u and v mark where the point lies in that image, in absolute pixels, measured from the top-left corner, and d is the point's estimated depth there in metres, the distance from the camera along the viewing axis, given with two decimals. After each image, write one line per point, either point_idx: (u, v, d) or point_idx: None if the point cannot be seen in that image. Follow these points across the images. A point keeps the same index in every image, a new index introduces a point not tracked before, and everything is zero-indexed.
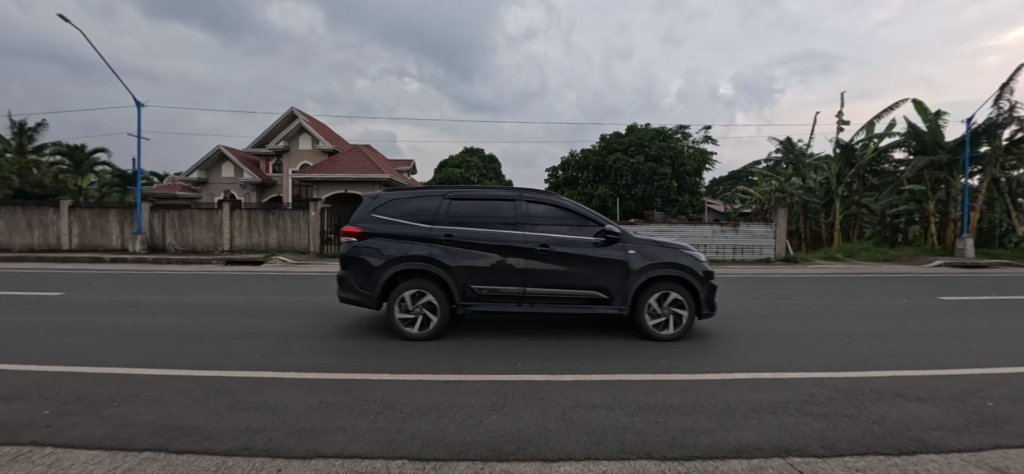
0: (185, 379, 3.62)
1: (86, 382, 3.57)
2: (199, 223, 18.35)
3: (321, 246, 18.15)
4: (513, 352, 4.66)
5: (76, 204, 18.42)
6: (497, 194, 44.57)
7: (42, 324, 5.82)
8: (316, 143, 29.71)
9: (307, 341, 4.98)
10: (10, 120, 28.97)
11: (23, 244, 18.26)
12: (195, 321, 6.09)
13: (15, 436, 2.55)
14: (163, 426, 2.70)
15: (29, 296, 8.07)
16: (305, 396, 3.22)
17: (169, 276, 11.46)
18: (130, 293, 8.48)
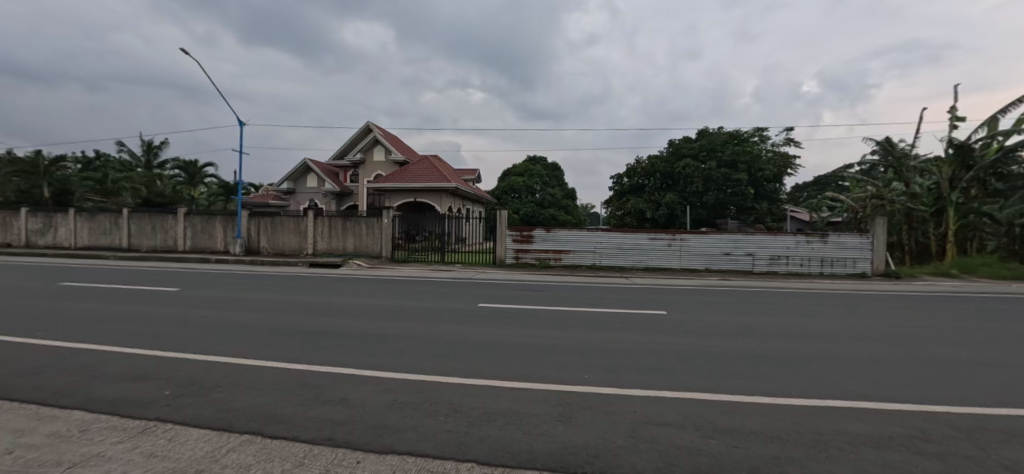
0: (276, 370, 4.01)
1: (196, 368, 4.07)
2: (287, 228, 20.31)
3: (392, 251, 19.20)
4: (577, 363, 4.58)
5: (189, 211, 21.16)
6: (559, 202, 44.46)
7: (163, 316, 6.72)
8: (389, 154, 31.66)
9: (377, 341, 5.29)
10: (142, 140, 34.18)
11: (149, 245, 21.36)
12: (283, 318, 6.71)
13: (144, 412, 2.96)
14: (256, 412, 2.99)
15: (155, 290, 9.40)
16: (380, 393, 3.41)
17: (264, 277, 12.76)
18: (232, 291, 9.52)
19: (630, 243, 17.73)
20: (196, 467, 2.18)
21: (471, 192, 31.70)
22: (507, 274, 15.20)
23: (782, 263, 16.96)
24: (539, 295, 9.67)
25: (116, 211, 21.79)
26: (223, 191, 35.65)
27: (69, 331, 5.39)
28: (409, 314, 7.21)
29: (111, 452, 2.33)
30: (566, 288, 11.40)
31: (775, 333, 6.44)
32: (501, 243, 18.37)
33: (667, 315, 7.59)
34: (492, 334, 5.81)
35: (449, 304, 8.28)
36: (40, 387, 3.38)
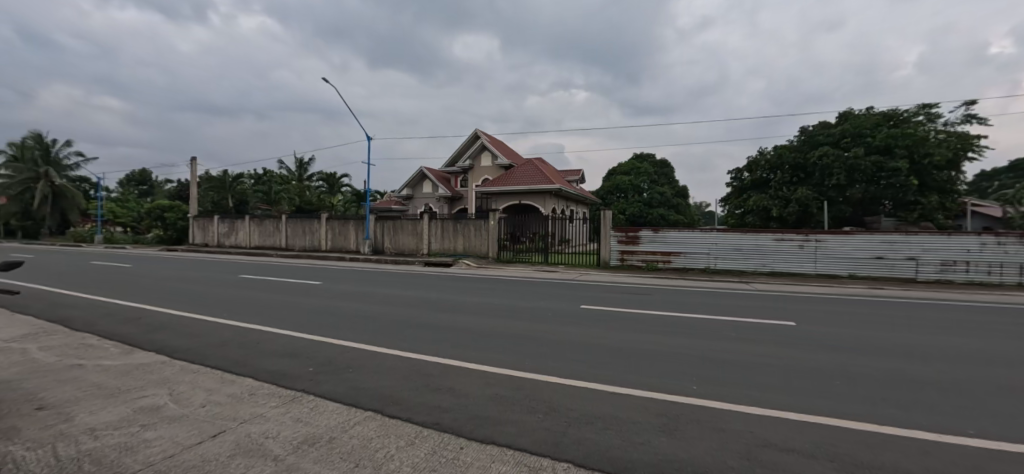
0: (395, 358, 4.43)
1: (333, 350, 4.69)
2: (407, 230, 22.54)
3: (497, 251, 20.07)
4: (684, 373, 4.25)
5: (329, 217, 24.76)
6: (669, 201, 41.78)
7: (312, 304, 7.93)
8: (495, 160, 33.21)
9: (482, 337, 5.52)
10: (295, 158, 40.97)
11: (300, 245, 25.47)
12: (402, 310, 7.40)
13: (293, 384, 3.51)
14: (378, 393, 3.34)
15: (309, 283, 11.17)
16: (482, 386, 3.56)
17: (389, 274, 14.31)
18: (364, 285, 10.87)
19: (751, 245, 15.96)
20: (329, 434, 2.50)
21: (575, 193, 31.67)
22: (610, 277, 14.82)
23: (959, 271, 13.74)
24: (649, 299, 9.24)
25: (277, 217, 26.43)
26: (355, 199, 40.91)
27: (245, 314, 6.65)
28: (513, 313, 7.41)
29: (269, 413, 2.80)
30: (677, 292, 10.67)
31: (951, 356, 5.19)
32: (605, 244, 18.02)
33: (798, 327, 6.64)
34: (594, 336, 5.68)
35: (553, 304, 8.33)
36: (226, 357, 4.22)
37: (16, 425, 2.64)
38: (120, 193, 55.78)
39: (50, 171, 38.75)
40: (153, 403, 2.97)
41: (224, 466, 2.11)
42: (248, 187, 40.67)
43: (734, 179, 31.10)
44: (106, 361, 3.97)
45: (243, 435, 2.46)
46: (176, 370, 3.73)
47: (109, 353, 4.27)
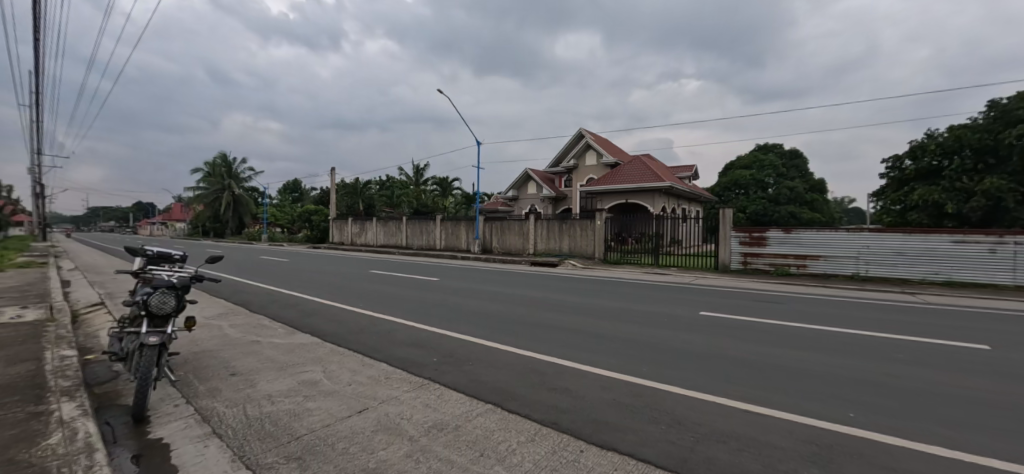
0: (510, 353, 4.59)
1: (453, 342, 5.03)
2: (514, 230, 23.35)
3: (604, 252, 19.77)
4: (836, 396, 3.67)
5: (442, 218, 26.89)
6: (801, 197, 36.44)
7: (432, 297, 8.62)
8: (601, 158, 32.77)
9: (594, 337, 5.41)
10: (413, 164, 45.22)
11: (418, 244, 28.08)
12: (513, 307, 7.63)
13: (421, 371, 3.86)
14: (496, 388, 3.50)
15: (431, 278, 12.16)
16: (599, 390, 3.52)
17: (496, 272, 14.92)
18: (479, 282, 11.45)
19: (919, 247, 13.29)
20: (455, 422, 2.69)
21: (688, 191, 29.71)
22: (726, 281, 13.60)
23: None
24: (789, 309, 8.15)
25: (399, 219, 29.48)
26: (466, 202, 43.53)
27: (377, 305, 7.50)
28: (625, 314, 7.10)
29: (403, 397, 3.12)
30: (820, 302, 9.25)
31: None
32: (725, 245, 16.56)
33: (1001, 353, 5.25)
34: (718, 346, 5.21)
35: (670, 308, 7.82)
36: (365, 343, 4.81)
37: (218, 386, 3.33)
38: (279, 200, 67.51)
39: (233, 183, 48.40)
40: (312, 378, 3.52)
41: (372, 440, 2.41)
42: (375, 192, 46.12)
43: (888, 169, 24.39)
44: (276, 340, 4.82)
45: (383, 414, 2.78)
46: (328, 351, 4.36)
47: (278, 333, 5.17)
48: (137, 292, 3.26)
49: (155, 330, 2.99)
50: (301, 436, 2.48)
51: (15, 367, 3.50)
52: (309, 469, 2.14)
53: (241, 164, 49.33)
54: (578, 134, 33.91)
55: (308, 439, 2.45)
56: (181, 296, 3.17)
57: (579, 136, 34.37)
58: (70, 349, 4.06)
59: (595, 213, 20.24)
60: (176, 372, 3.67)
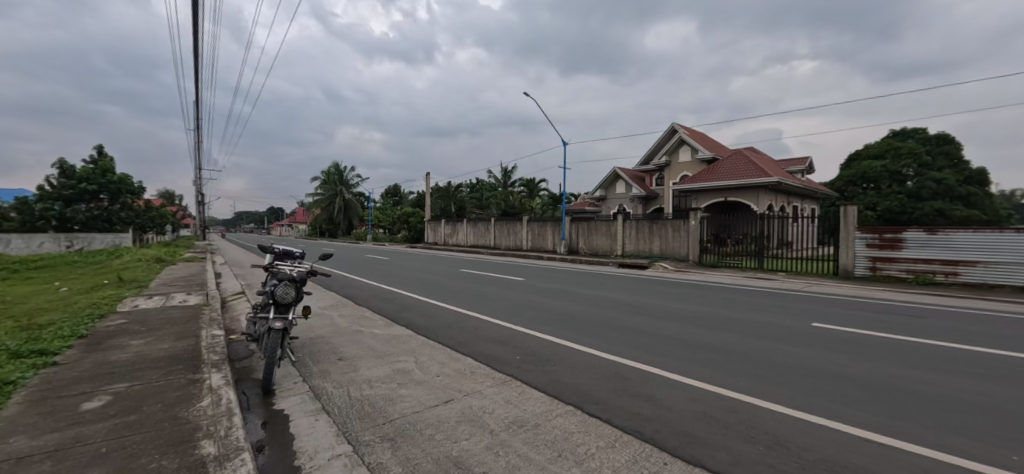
0: (592, 356, 4.47)
1: (535, 341, 5.05)
2: (601, 231, 22.86)
3: (700, 255, 18.45)
4: (1001, 435, 2.91)
5: (529, 219, 27.38)
6: (954, 191, 29.96)
7: (517, 296, 8.76)
8: (696, 154, 30.70)
9: (683, 345, 5.02)
10: (501, 167, 46.80)
11: (506, 244, 28.94)
12: (597, 309, 7.42)
13: (504, 368, 3.94)
14: (576, 389, 3.42)
15: (517, 277, 12.38)
16: (687, 401, 3.25)
17: (582, 273, 14.70)
18: (564, 283, 11.35)
19: None
20: (535, 420, 2.69)
21: (800, 187, 26.34)
22: (848, 288, 11.82)
23: None
24: (942, 326, 6.67)
25: (488, 220, 30.68)
26: (552, 203, 43.57)
27: (464, 302, 7.86)
28: (722, 322, 6.48)
29: (485, 391, 3.20)
30: (989, 318, 7.45)
31: None
32: (847, 247, 14.42)
33: None
34: (835, 363, 4.49)
35: (777, 318, 6.94)
36: (451, 337, 5.05)
37: (328, 368, 3.75)
38: (382, 204, 74.54)
39: (344, 189, 54.47)
40: (405, 367, 3.78)
41: (456, 429, 2.50)
42: (466, 195, 48.68)
43: None
44: (376, 330, 5.29)
45: (466, 406, 2.88)
46: (419, 344, 4.66)
47: (378, 324, 5.67)
48: (267, 282, 3.80)
49: (280, 316, 3.47)
50: (393, 419, 2.68)
51: (182, 341, 4.33)
52: (400, 449, 2.30)
53: (351, 171, 55.29)
54: (670, 129, 32.09)
55: (400, 422, 2.64)
56: (301, 288, 3.63)
57: (672, 131, 32.50)
58: (220, 329, 4.90)
59: (688, 212, 18.97)
60: (297, 353, 4.22)
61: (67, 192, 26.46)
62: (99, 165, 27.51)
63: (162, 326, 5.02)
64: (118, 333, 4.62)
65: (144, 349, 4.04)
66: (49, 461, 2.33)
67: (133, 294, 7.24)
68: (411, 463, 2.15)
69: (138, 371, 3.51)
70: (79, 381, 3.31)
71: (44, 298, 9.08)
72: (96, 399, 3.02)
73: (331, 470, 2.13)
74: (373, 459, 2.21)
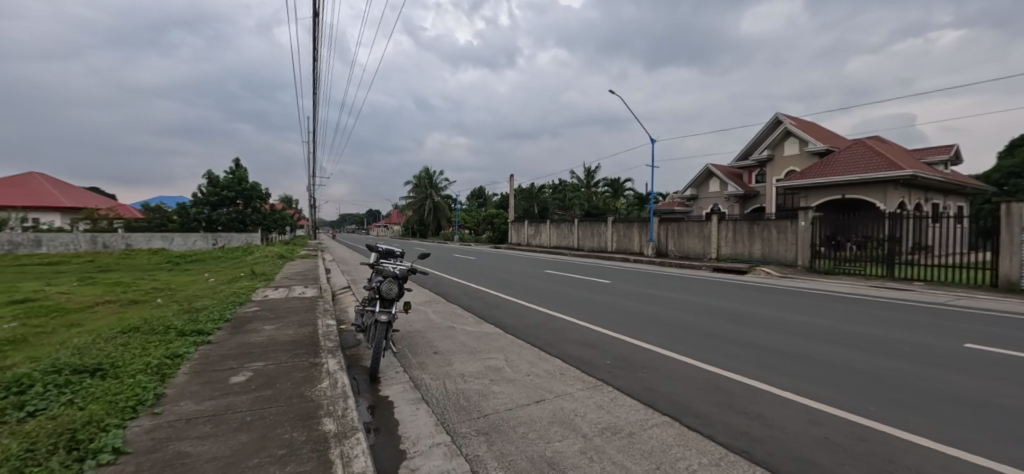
0: (688, 366, 4.24)
1: (625, 346, 4.94)
2: (693, 233, 21.61)
3: (811, 260, 16.54)
4: None
5: (614, 220, 26.81)
6: None
7: (603, 298, 8.62)
8: (805, 146, 27.51)
9: (796, 361, 4.55)
10: (584, 167, 46.47)
11: (589, 246, 28.67)
12: (691, 316, 7.02)
13: (595, 372, 3.91)
14: (673, 400, 3.29)
15: (604, 280, 12.16)
16: (804, 423, 2.94)
17: (671, 277, 14.01)
18: (653, 287, 10.89)
19: None
20: (630, 428, 2.63)
21: (941, 180, 22.29)
22: (1010, 303, 9.76)
23: None
24: None
25: (572, 221, 30.70)
26: (638, 203, 42.01)
27: (551, 303, 7.94)
28: (844, 337, 5.73)
29: (576, 394, 3.22)
30: None
31: None
32: (1007, 254, 11.95)
33: None
34: (998, 394, 3.73)
35: (915, 335, 5.94)
36: (540, 338, 5.15)
37: (425, 361, 4.03)
38: (467, 205, 78.21)
39: (433, 192, 58.19)
40: (496, 364, 3.94)
41: (548, 430, 2.55)
42: (549, 196, 49.13)
43: None
44: (467, 327, 5.57)
45: (558, 408, 2.92)
46: (508, 342, 4.82)
47: (468, 321, 5.96)
48: (372, 279, 4.19)
49: (385, 310, 3.81)
50: (488, 414, 2.81)
51: (303, 328, 4.96)
52: (495, 445, 2.40)
53: (440, 175, 58.83)
54: (773, 120, 29.15)
55: (493, 418, 2.75)
56: (402, 284, 3.94)
57: (776, 122, 29.50)
58: (333, 319, 5.54)
59: (797, 212, 17.12)
60: (397, 345, 4.60)
61: (212, 198, 32.09)
62: (236, 175, 32.56)
63: (288, 313, 5.82)
64: (254, 318, 5.44)
65: (274, 333, 4.71)
66: (209, 424, 2.82)
67: (264, 285, 8.48)
68: (507, 458, 2.23)
69: (270, 352, 4.09)
70: (227, 358, 3.96)
71: (199, 286, 11.00)
72: (240, 374, 3.58)
73: (433, 457, 2.30)
74: (470, 452, 2.33)
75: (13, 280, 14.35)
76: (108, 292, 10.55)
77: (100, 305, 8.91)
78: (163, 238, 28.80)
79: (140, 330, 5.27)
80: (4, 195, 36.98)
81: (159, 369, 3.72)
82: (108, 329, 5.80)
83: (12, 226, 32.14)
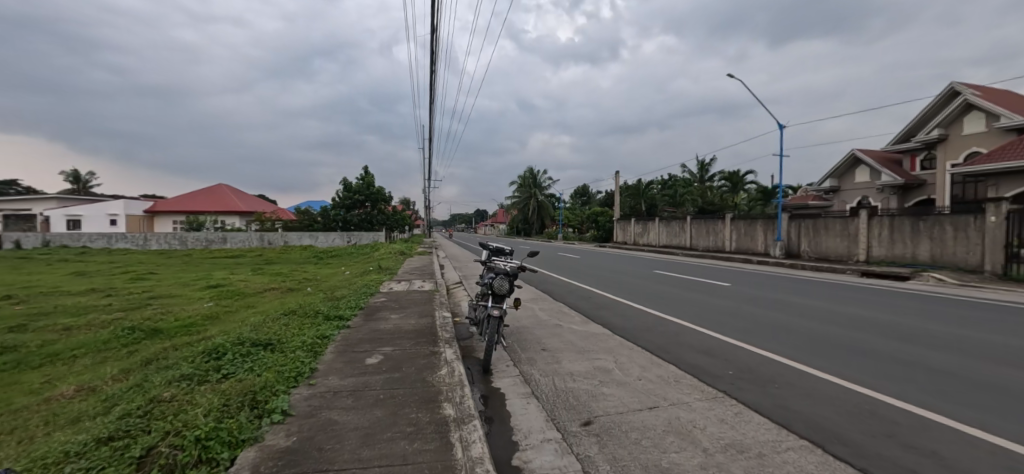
0: (830, 385, 3.70)
1: (749, 356, 4.51)
2: (835, 231, 18.70)
3: (1005, 266, 13.07)
4: None
5: (734, 217, 24.49)
6: None
7: (719, 303, 7.94)
8: (995, 121, 21.87)
9: (987, 391, 3.65)
10: (697, 160, 43.32)
11: (704, 245, 26.73)
12: (832, 328, 6.07)
13: (714, 382, 3.65)
14: (812, 422, 2.91)
15: (724, 283, 11.16)
16: (1002, 470, 2.36)
17: (804, 281, 12.30)
18: (784, 293, 9.65)
19: None
20: (759, 449, 2.40)
21: None
22: None
23: None
24: None
25: (683, 218, 28.98)
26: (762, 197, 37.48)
27: (662, 306, 7.57)
28: None
29: (694, 404, 3.04)
30: None
31: None
32: None
33: None
34: None
35: None
36: (651, 342, 4.96)
37: (534, 357, 4.18)
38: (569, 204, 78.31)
39: (537, 191, 59.64)
40: (605, 366, 3.91)
41: (663, 440, 2.45)
42: (657, 192, 46.94)
43: None
44: (575, 326, 5.62)
45: (674, 417, 2.80)
46: (618, 344, 4.75)
47: (576, 321, 6.00)
48: (485, 276, 4.47)
49: (497, 304, 4.04)
50: (597, 416, 2.80)
51: (424, 318, 5.50)
52: (607, 447, 2.39)
53: (544, 175, 60.09)
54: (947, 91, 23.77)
55: (604, 420, 2.74)
56: (513, 281, 4.12)
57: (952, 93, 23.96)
58: (449, 311, 6.05)
59: (983, 205, 13.70)
60: (507, 340, 4.85)
61: (347, 201, 37.24)
62: (366, 181, 37.32)
63: (410, 304, 6.53)
64: (383, 308, 6.19)
65: (400, 322, 5.31)
66: (351, 398, 3.29)
67: (390, 278, 9.59)
68: (620, 463, 2.21)
69: (397, 339, 4.62)
70: (364, 342, 4.57)
71: (337, 278, 12.89)
72: (373, 356, 4.11)
73: (545, 452, 2.38)
74: (582, 451, 2.35)
75: (214, 269, 18.52)
76: (274, 280, 12.97)
77: (268, 291, 11.01)
78: (310, 236, 33.92)
79: (297, 313, 6.39)
80: (207, 202, 47.74)
81: (313, 347, 4.45)
82: (274, 311, 7.14)
83: (210, 227, 41.40)
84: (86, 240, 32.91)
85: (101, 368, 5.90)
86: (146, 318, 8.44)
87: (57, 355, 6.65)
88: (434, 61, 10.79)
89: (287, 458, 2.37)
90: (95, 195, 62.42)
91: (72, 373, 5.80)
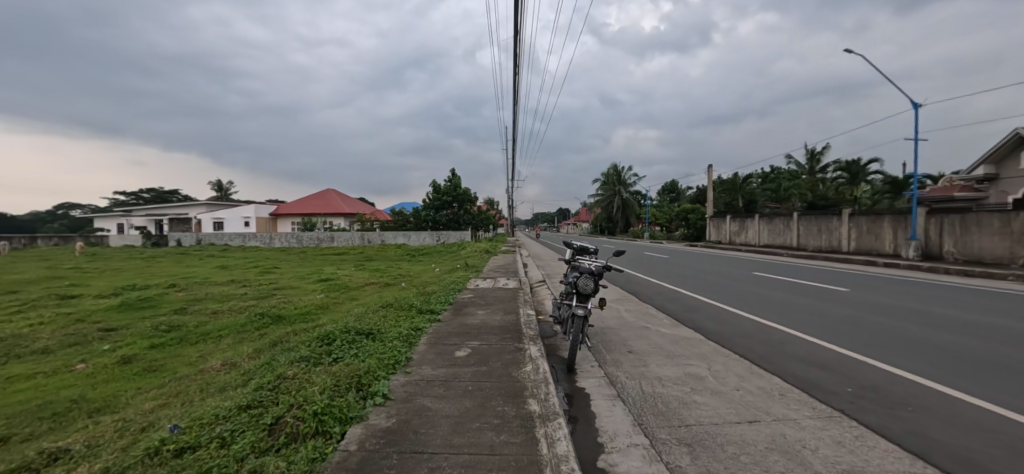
0: (986, 413, 3.08)
1: (874, 373, 3.94)
2: (991, 228, 15.34)
3: None
4: None
5: (854, 213, 21.22)
6: None
7: (834, 310, 7.02)
8: None
9: None
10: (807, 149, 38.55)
11: (815, 245, 23.71)
12: (991, 344, 5.01)
13: (830, 400, 3.27)
14: (958, 455, 2.47)
15: (841, 288, 9.79)
16: None
17: (950, 288, 10.29)
18: (923, 301, 8.15)
19: None
20: None
21: None
22: None
23: None
24: None
25: (789, 215, 26.03)
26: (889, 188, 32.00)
27: (762, 311, 6.92)
28: None
29: (803, 422, 2.76)
30: None
31: None
32: None
33: None
34: None
35: None
36: (750, 350, 4.58)
37: (620, 359, 4.11)
38: (656, 201, 74.66)
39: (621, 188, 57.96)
40: (698, 373, 3.71)
41: (766, 457, 2.28)
42: (758, 187, 42.78)
43: None
44: (664, 329, 5.39)
45: (778, 434, 2.58)
46: (713, 351, 4.46)
47: (664, 323, 5.75)
48: (570, 275, 4.51)
49: (582, 304, 4.04)
50: (689, 425, 2.69)
51: (509, 315, 5.71)
52: (700, 459, 2.29)
53: (629, 172, 58.14)
54: None
55: (697, 430, 2.62)
56: (598, 281, 4.09)
57: None
58: (533, 309, 6.19)
59: None
60: (592, 340, 4.82)
61: (436, 202, 39.85)
62: (453, 183, 39.57)
63: (496, 301, 6.80)
64: (470, 304, 6.54)
65: (486, 318, 5.57)
66: (442, 387, 3.56)
67: (476, 276, 10.06)
68: None
69: (483, 333, 4.86)
70: (453, 335, 4.89)
71: (428, 274, 13.86)
72: (462, 349, 4.38)
73: (633, 457, 2.35)
74: (672, 460, 2.29)
75: (325, 264, 21.03)
76: (374, 276, 14.37)
77: (368, 285, 12.25)
78: (404, 236, 36.76)
79: (394, 306, 7.04)
80: (318, 205, 54.22)
81: (408, 338, 4.87)
82: (374, 304, 7.94)
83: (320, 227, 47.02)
84: (228, 240, 39.38)
85: (240, 346, 7.11)
86: (274, 306, 9.94)
87: (208, 334, 8.13)
88: (517, 65, 11.06)
89: (387, 438, 2.66)
90: (235, 201, 74.45)
91: (219, 349, 7.06)
